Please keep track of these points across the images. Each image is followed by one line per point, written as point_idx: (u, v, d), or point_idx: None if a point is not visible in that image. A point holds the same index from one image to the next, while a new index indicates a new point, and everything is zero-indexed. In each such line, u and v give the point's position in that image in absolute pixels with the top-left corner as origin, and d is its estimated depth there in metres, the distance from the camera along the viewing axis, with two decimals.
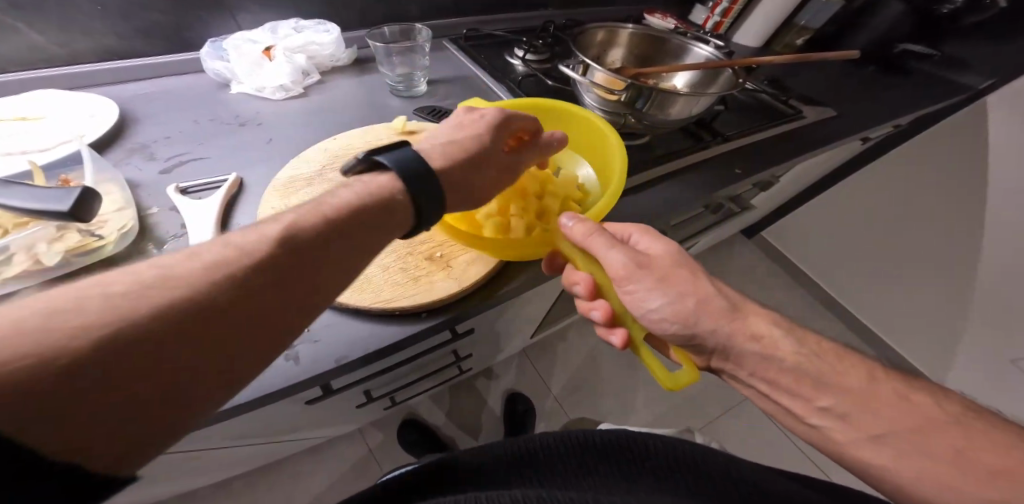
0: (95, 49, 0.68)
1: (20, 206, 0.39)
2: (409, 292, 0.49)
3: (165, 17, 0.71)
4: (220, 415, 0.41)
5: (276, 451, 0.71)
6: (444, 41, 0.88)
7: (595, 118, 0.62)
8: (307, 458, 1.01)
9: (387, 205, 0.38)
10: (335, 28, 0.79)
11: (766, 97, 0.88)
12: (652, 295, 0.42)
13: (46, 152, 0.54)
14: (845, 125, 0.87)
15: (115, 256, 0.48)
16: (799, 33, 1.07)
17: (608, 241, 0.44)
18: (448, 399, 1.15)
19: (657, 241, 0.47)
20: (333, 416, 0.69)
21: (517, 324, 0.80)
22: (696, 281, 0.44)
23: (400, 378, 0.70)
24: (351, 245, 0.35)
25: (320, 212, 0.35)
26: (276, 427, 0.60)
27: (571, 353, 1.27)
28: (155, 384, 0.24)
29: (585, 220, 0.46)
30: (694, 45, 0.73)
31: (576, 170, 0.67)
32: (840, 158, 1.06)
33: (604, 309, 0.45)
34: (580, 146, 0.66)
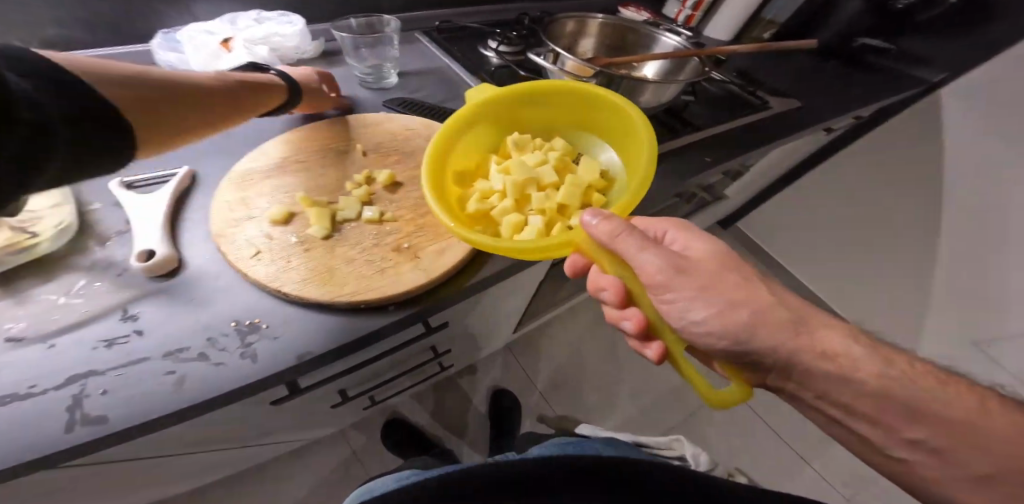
0: (37, 40, 0.64)
1: None
2: (376, 285, 0.47)
3: (114, 8, 0.67)
4: (170, 418, 0.38)
5: (241, 459, 0.67)
6: (416, 33, 0.86)
7: (612, 97, 0.55)
8: (278, 467, 0.96)
9: (269, 85, 0.56)
10: (300, 18, 0.77)
11: (735, 88, 0.89)
12: (694, 305, 0.39)
13: None
14: (810, 115, 0.89)
15: (49, 256, 0.45)
16: (766, 27, 1.12)
17: (639, 243, 0.39)
18: (429, 400, 1.11)
19: (696, 242, 0.44)
20: (308, 418, 0.66)
21: (496, 317, 0.78)
22: (749, 285, 0.41)
23: (374, 377, 0.67)
24: (253, 101, 0.54)
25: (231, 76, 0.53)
26: (237, 434, 0.56)
27: (553, 350, 1.26)
28: (153, 117, 0.41)
29: (611, 217, 0.41)
30: (662, 34, 0.73)
31: (601, 153, 0.60)
32: (806, 149, 1.08)
33: (636, 319, 0.44)
34: (602, 126, 0.60)
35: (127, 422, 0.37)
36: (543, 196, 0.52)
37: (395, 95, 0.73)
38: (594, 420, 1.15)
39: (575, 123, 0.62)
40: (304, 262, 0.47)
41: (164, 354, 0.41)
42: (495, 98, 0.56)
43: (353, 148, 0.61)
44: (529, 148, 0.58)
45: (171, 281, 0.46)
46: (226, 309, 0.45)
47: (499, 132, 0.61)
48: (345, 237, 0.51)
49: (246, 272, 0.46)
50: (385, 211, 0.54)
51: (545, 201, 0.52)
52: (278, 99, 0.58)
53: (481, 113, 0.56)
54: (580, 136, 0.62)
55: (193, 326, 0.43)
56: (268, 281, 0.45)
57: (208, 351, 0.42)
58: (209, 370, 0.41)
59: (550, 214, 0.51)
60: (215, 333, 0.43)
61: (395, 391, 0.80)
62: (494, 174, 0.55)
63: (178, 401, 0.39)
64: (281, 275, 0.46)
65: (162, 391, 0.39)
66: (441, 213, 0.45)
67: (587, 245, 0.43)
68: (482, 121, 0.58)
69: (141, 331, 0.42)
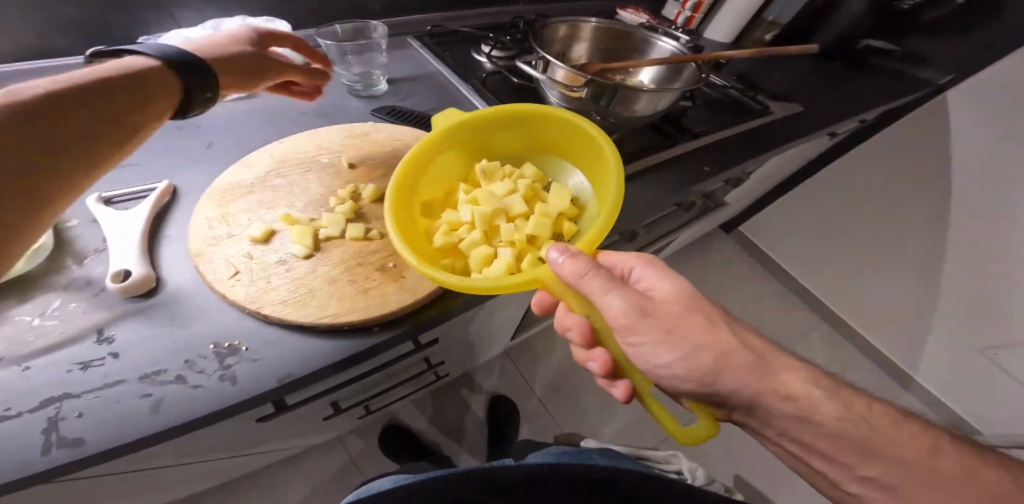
0: (19, 48, 0.63)
1: None
2: (359, 306, 0.46)
3: (97, 14, 0.66)
4: (146, 443, 0.37)
5: (227, 473, 0.66)
6: (407, 38, 0.84)
7: (583, 123, 0.54)
8: (268, 476, 0.95)
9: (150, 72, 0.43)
10: (287, 24, 0.74)
11: (735, 93, 0.87)
12: (658, 349, 0.38)
13: None
14: (812, 121, 0.87)
15: (25, 275, 0.44)
16: (767, 29, 1.07)
17: (604, 285, 0.38)
18: (425, 406, 1.10)
19: (662, 278, 0.43)
20: (300, 430, 0.65)
21: (491, 328, 0.76)
22: (713, 329, 0.40)
23: (367, 390, 0.66)
24: (135, 98, 0.40)
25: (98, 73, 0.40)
26: (219, 452, 0.55)
27: (550, 355, 1.24)
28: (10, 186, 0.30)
29: (579, 255, 0.39)
30: (658, 39, 0.71)
31: (570, 179, 0.60)
32: (810, 153, 1.06)
33: (603, 360, 0.43)
34: (572, 152, 0.60)
35: (102, 446, 0.36)
36: (511, 228, 0.51)
37: (384, 103, 0.71)
38: (592, 427, 1.14)
39: (545, 149, 0.62)
40: (286, 282, 0.46)
41: (141, 376, 0.40)
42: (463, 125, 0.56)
43: (339, 160, 0.59)
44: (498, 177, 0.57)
45: (150, 300, 0.45)
46: (206, 330, 0.44)
47: (467, 158, 0.60)
48: (328, 255, 0.49)
49: (224, 293, 0.45)
50: (370, 228, 0.53)
51: (514, 232, 0.52)
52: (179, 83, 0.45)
53: (448, 142, 0.56)
54: (549, 162, 0.62)
55: (172, 347, 0.42)
56: (247, 302, 0.44)
57: (186, 373, 0.41)
58: (187, 393, 0.39)
59: (518, 246, 0.51)
60: (194, 355, 0.42)
61: (390, 400, 0.79)
62: (462, 203, 0.55)
63: (155, 424, 0.37)
64: (261, 296, 0.45)
65: (138, 415, 0.38)
66: (402, 248, 0.43)
67: (553, 284, 0.42)
68: (451, 148, 0.57)
69: (118, 353, 0.41)
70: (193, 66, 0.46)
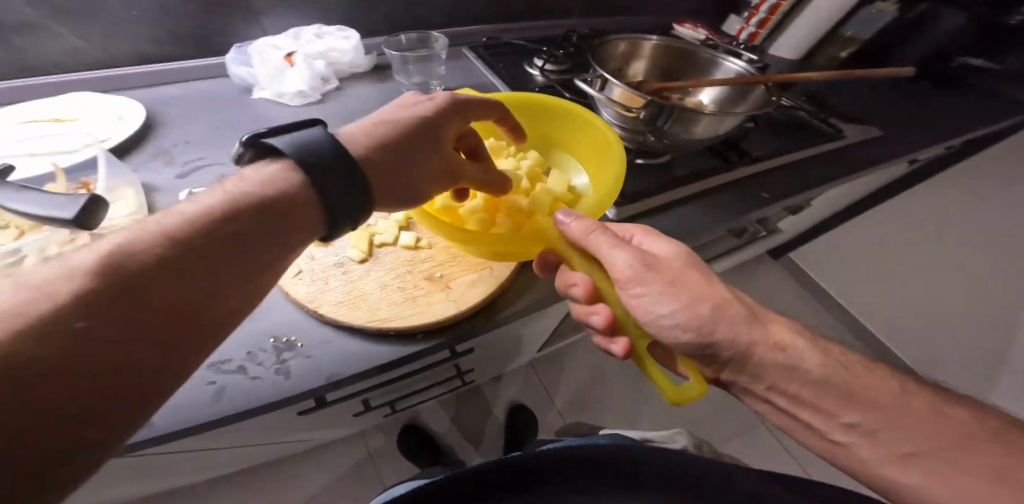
0: (132, 52, 0.71)
1: (30, 210, 0.40)
2: (406, 314, 0.48)
3: (197, 22, 0.73)
4: (208, 426, 0.41)
5: (263, 455, 0.71)
6: (463, 49, 0.87)
7: (593, 117, 0.59)
8: (298, 462, 1.01)
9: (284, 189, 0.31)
10: (356, 34, 0.80)
11: (803, 115, 0.82)
12: (662, 299, 0.39)
13: (71, 154, 0.56)
14: (891, 146, 0.80)
15: None
16: (845, 44, 1.01)
17: (610, 241, 0.41)
18: (451, 407, 1.13)
19: (659, 242, 0.44)
20: (332, 423, 0.69)
21: (524, 339, 0.78)
22: (710, 285, 0.41)
23: (398, 390, 0.69)
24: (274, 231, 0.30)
25: (228, 197, 0.30)
26: (264, 437, 0.59)
27: (577, 369, 1.24)
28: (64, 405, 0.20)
29: (584, 218, 0.43)
30: (725, 59, 0.69)
31: (569, 168, 0.64)
32: (880, 181, 0.99)
33: (606, 315, 0.42)
34: (577, 147, 0.64)
35: (170, 426, 0.40)
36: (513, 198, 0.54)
37: None
38: None
39: (551, 138, 0.65)
40: (341, 285, 0.49)
41: (208, 364, 0.44)
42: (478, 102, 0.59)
43: None
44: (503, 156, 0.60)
45: None
46: (266, 325, 0.47)
47: (473, 136, 0.63)
48: (380, 261, 0.52)
49: (287, 291, 0.48)
50: (421, 237, 0.56)
51: (516, 204, 0.54)
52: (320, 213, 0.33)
53: None
54: (550, 154, 0.66)
55: (235, 338, 0.46)
56: (307, 301, 0.47)
57: (247, 365, 0.44)
58: (246, 383, 0.43)
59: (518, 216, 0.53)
60: (255, 347, 0.46)
61: (417, 401, 0.82)
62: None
63: (217, 410, 0.41)
64: (318, 296, 0.48)
65: (203, 400, 0.41)
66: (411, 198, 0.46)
67: (559, 244, 0.45)
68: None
69: None
70: (344, 163, 0.34)
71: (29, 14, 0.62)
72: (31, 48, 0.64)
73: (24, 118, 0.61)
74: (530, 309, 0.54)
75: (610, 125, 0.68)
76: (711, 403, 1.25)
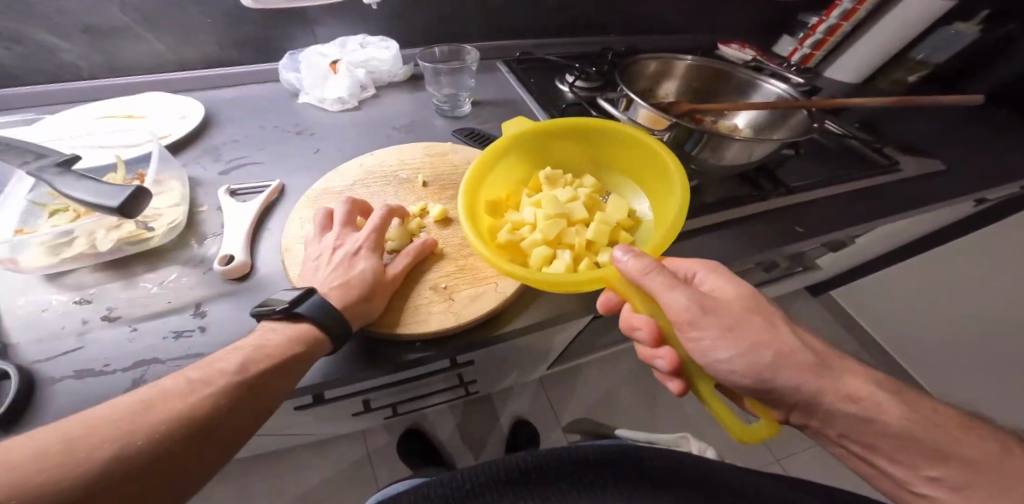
0: (198, 57, 0.78)
1: (84, 197, 0.44)
2: (406, 321, 0.49)
3: (257, 30, 0.79)
4: None
5: (264, 443, 0.75)
6: (497, 62, 0.90)
7: (648, 138, 0.56)
8: (304, 454, 1.06)
9: (305, 340, 0.44)
10: (396, 45, 0.83)
11: (855, 144, 0.76)
12: (720, 345, 0.38)
13: (133, 147, 0.62)
14: (957, 182, 0.72)
15: (160, 247, 0.54)
16: (915, 68, 0.94)
17: (668, 282, 0.40)
18: (456, 415, 1.14)
19: (727, 284, 0.43)
20: (334, 418, 0.72)
21: (530, 356, 0.77)
22: (775, 330, 0.40)
23: (400, 394, 0.71)
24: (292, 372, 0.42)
25: (268, 345, 0.42)
26: (269, 425, 0.63)
27: (588, 390, 1.22)
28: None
29: (641, 254, 0.42)
30: (764, 81, 0.66)
31: (628, 194, 0.62)
32: (943, 220, 0.89)
33: (669, 358, 0.42)
34: (636, 171, 0.61)
35: None
36: (575, 232, 0.52)
37: (465, 124, 0.77)
38: None
39: (608, 163, 0.63)
40: None
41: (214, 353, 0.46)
42: (531, 130, 0.58)
43: (415, 177, 0.64)
44: (560, 184, 0.59)
45: (241, 285, 0.52)
46: None
47: (528, 164, 0.62)
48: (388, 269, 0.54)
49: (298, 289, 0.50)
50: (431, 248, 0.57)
51: (577, 236, 0.52)
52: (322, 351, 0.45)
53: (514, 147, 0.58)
54: (607, 178, 0.64)
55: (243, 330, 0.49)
56: None
57: None
58: None
59: (580, 248, 0.51)
60: None
61: (419, 406, 0.83)
62: (527, 204, 0.56)
63: None
64: None
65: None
66: (474, 240, 0.46)
67: (620, 285, 0.43)
68: (518, 149, 0.60)
69: (204, 328, 0.48)
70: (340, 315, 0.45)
71: (116, 19, 0.69)
72: (113, 51, 0.72)
73: (100, 113, 0.68)
74: (530, 327, 0.53)
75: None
76: (729, 440, 1.19)
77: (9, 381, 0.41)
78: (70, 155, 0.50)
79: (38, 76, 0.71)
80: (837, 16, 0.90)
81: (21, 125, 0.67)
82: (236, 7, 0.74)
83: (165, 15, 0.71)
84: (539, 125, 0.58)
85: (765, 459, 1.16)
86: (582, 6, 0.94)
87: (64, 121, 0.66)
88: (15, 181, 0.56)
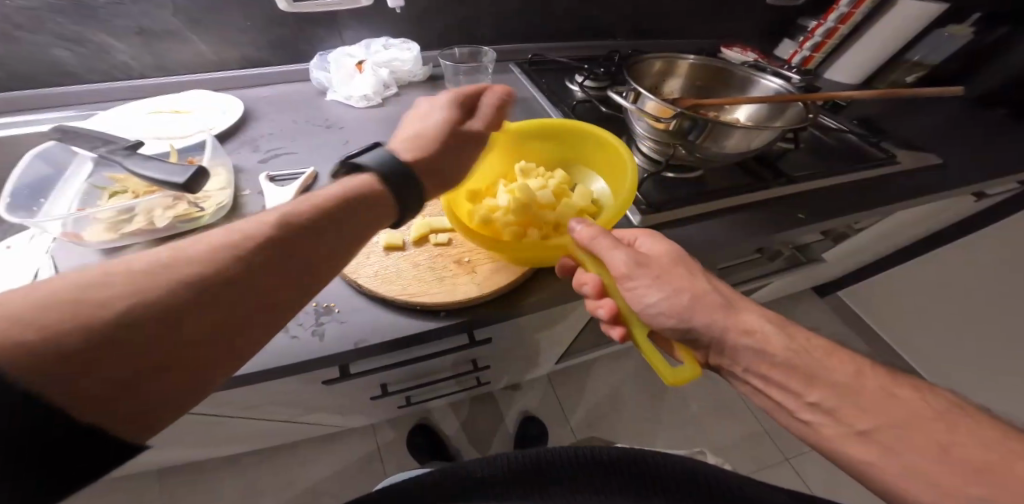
0: (237, 57, 0.84)
1: (153, 175, 0.50)
2: (432, 291, 0.54)
3: (292, 33, 0.85)
4: (252, 375, 0.48)
5: (284, 429, 0.80)
6: (510, 64, 0.96)
7: (610, 136, 0.62)
8: (316, 448, 1.10)
9: (362, 197, 0.43)
10: (418, 46, 0.89)
11: (852, 139, 0.80)
12: (651, 292, 0.42)
13: (184, 138, 0.68)
14: (952, 173, 0.76)
15: (209, 225, 0.60)
16: (910, 70, 0.99)
17: (612, 243, 0.44)
18: (464, 410, 1.18)
19: (658, 241, 0.47)
20: (352, 403, 0.76)
21: (542, 343, 0.81)
22: (693, 278, 0.44)
23: (416, 378, 0.75)
24: (338, 231, 0.40)
25: (315, 201, 0.41)
26: (296, 403, 0.67)
27: (592, 388, 1.26)
28: (183, 356, 0.30)
29: (593, 224, 0.46)
30: (762, 77, 0.70)
31: (594, 187, 0.67)
32: (941, 216, 0.93)
33: (609, 307, 0.46)
34: (603, 165, 0.66)
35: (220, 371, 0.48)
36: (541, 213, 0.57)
37: None
38: None
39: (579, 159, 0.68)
40: (377, 263, 0.55)
41: None
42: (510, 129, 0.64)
43: None
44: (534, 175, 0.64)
45: None
46: None
47: (507, 163, 0.68)
48: (413, 250, 0.58)
49: None
50: (454, 236, 0.60)
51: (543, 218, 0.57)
52: (386, 222, 0.46)
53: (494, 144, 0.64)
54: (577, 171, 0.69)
55: None
56: (347, 271, 0.54)
57: (289, 325, 0.52)
58: (286, 341, 0.50)
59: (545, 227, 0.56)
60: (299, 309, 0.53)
61: (431, 395, 0.87)
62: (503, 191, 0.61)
63: (260, 362, 0.48)
64: (358, 267, 0.55)
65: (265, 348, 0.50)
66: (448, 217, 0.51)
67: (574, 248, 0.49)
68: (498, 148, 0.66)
69: None
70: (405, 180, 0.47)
71: (166, 22, 0.76)
72: (163, 51, 0.79)
73: (149, 109, 0.74)
74: (543, 297, 0.58)
75: (642, 137, 0.69)
76: (734, 437, 1.21)
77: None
78: (134, 140, 0.57)
79: (93, 75, 0.77)
80: (834, 19, 0.95)
81: (78, 120, 0.74)
82: (274, 10, 0.81)
83: (212, 17, 0.78)
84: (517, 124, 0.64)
85: (765, 455, 1.19)
86: (592, 12, 1.00)
87: (117, 116, 0.72)
88: (75, 168, 0.62)
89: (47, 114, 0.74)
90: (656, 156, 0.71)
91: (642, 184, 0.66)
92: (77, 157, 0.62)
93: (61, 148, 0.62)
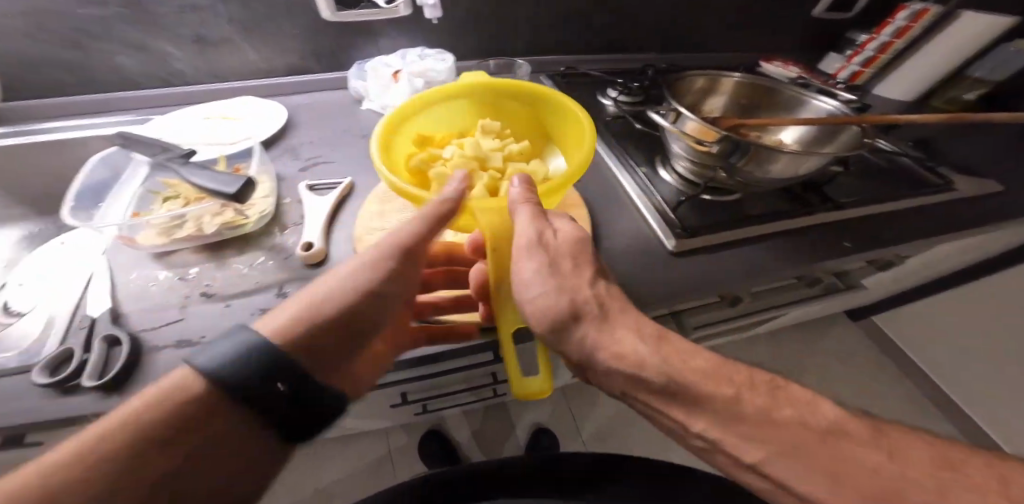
0: (283, 65, 0.87)
1: (207, 186, 0.53)
2: (464, 310, 0.54)
3: (335, 41, 0.87)
4: None
5: None
6: (542, 76, 0.96)
7: (576, 109, 0.60)
8: (331, 447, 1.12)
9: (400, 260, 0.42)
10: (453, 56, 0.89)
11: (907, 162, 0.77)
12: (536, 280, 0.40)
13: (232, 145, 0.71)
14: (1014, 204, 0.71)
15: (252, 233, 0.62)
16: (971, 87, 0.93)
17: (530, 213, 0.44)
18: (478, 418, 1.18)
19: (569, 227, 0.45)
20: (371, 410, 0.77)
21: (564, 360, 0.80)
22: (584, 276, 0.42)
23: (436, 388, 0.76)
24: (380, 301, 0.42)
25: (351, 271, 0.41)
26: None
27: (607, 403, 1.24)
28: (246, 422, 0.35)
29: (530, 189, 0.46)
30: (815, 98, 0.68)
31: (554, 163, 0.65)
32: (995, 246, 0.88)
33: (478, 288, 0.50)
34: (562, 137, 0.64)
35: None
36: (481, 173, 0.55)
37: None
38: None
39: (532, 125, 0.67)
40: None
41: None
42: (480, 85, 0.64)
43: None
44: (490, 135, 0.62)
45: (316, 271, 0.58)
46: None
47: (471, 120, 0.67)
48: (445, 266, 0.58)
49: None
50: None
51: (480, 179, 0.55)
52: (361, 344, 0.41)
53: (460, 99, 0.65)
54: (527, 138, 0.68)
55: None
56: None
57: None
58: None
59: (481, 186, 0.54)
60: None
61: (447, 405, 0.87)
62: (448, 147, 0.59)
63: None
64: None
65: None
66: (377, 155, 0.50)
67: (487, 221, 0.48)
68: (465, 102, 0.66)
69: None
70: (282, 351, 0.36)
71: (221, 31, 0.78)
72: (215, 58, 0.82)
73: (203, 114, 0.77)
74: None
75: (679, 157, 0.67)
76: None
77: (122, 348, 0.48)
78: (187, 150, 0.60)
79: (150, 81, 0.80)
80: (890, 33, 0.91)
81: (135, 124, 0.77)
82: (321, 19, 0.83)
83: (262, 27, 0.80)
84: (488, 81, 0.64)
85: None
86: (630, 24, 0.99)
87: (169, 122, 0.75)
88: (131, 171, 0.66)
89: (109, 117, 0.77)
90: (694, 178, 0.69)
91: (678, 207, 0.65)
92: (133, 161, 0.66)
93: (120, 153, 0.65)
